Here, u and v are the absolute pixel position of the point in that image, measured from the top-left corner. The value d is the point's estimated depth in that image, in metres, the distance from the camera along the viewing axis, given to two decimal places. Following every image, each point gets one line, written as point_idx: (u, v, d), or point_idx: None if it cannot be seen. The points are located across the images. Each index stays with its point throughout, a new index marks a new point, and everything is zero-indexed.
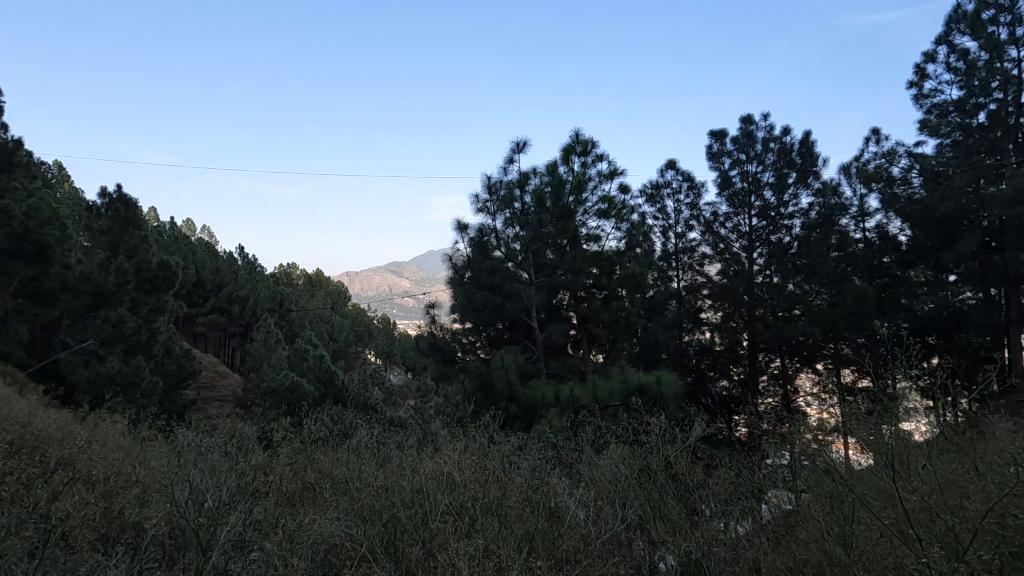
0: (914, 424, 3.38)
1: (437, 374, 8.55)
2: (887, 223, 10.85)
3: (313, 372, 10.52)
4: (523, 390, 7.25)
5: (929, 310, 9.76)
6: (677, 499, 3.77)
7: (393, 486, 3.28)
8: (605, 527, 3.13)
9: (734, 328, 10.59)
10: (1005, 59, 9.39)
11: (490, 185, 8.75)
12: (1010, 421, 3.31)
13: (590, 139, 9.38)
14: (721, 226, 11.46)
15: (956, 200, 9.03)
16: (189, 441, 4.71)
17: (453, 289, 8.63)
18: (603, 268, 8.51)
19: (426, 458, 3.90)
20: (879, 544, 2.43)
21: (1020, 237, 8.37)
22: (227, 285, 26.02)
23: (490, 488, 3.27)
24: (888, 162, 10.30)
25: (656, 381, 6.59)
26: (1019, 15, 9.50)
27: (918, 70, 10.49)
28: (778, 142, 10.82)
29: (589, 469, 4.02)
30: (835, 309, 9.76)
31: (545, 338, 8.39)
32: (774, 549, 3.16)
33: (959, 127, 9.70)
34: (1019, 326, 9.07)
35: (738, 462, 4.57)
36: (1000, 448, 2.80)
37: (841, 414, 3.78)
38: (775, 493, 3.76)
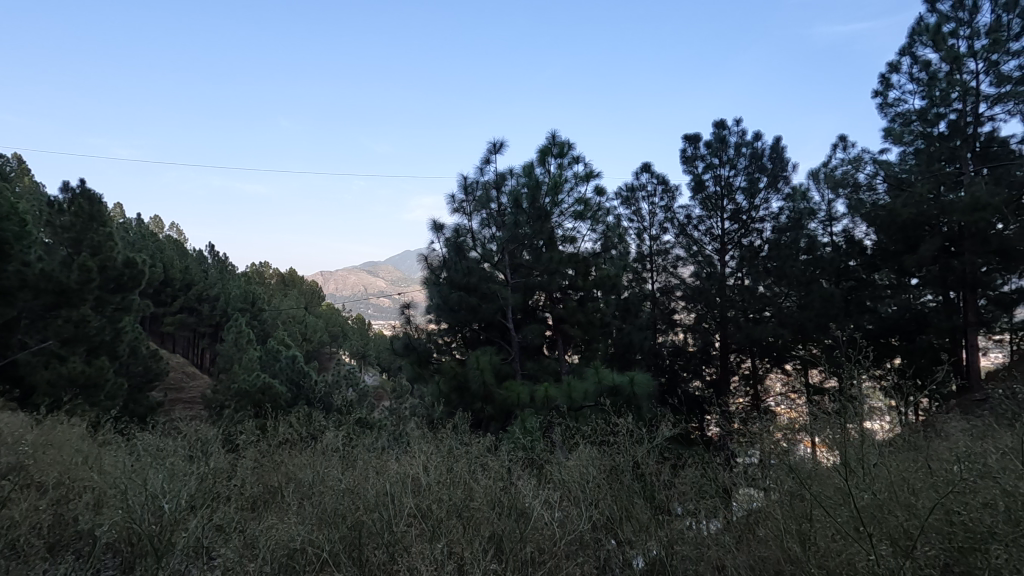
0: (876, 424, 3.47)
1: (412, 375, 8.43)
2: (853, 228, 11.09)
3: (285, 373, 10.34)
4: (497, 390, 7.27)
5: (893, 312, 10.17)
6: (645, 500, 3.80)
7: (359, 489, 3.22)
8: (571, 527, 3.15)
9: (707, 329, 10.82)
10: (964, 71, 9.76)
11: (466, 185, 8.73)
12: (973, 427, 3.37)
13: (566, 140, 9.44)
14: (695, 228, 11.61)
15: (918, 206, 9.35)
16: (151, 445, 4.59)
17: (428, 289, 8.58)
18: (579, 269, 8.57)
19: (394, 460, 3.86)
20: (834, 543, 2.48)
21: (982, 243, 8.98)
22: (196, 284, 25.43)
23: (457, 489, 3.25)
24: (855, 168, 10.55)
25: (630, 381, 6.65)
26: (977, 29, 9.89)
27: (883, 80, 10.84)
28: (750, 147, 11.04)
29: (559, 469, 4.03)
30: (804, 311, 10.06)
31: (521, 339, 8.44)
32: (738, 548, 3.20)
33: (922, 136, 10.01)
34: (976, 329, 9.44)
35: (707, 462, 4.64)
36: (953, 447, 2.91)
37: (804, 412, 3.96)
38: (741, 491, 3.80)
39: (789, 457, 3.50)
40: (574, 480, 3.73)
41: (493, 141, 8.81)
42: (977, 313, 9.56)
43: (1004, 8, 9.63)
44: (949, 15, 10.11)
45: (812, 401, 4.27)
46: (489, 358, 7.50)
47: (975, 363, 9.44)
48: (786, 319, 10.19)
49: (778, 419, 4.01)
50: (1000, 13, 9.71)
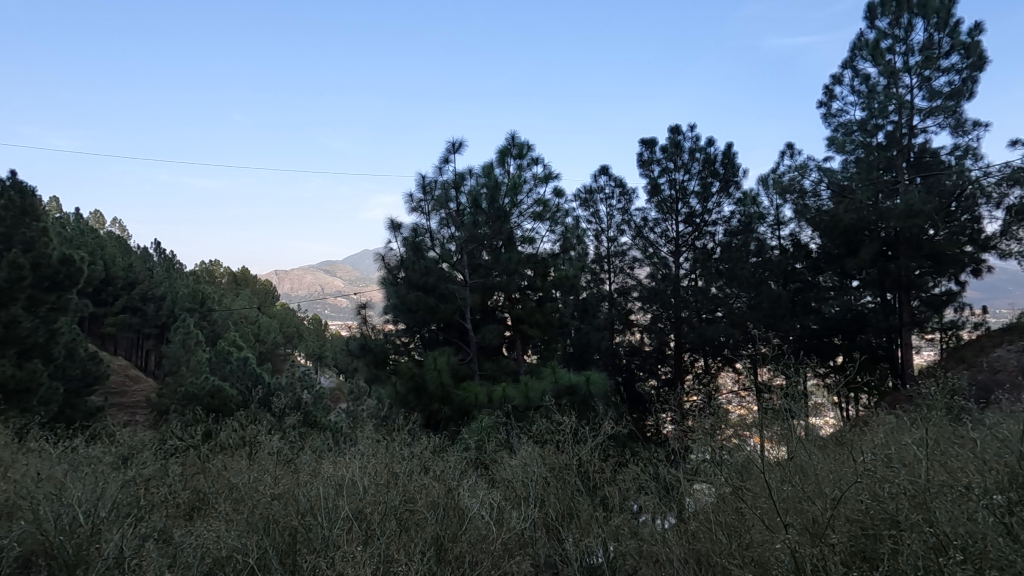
0: (820, 419, 3.97)
1: (368, 376, 8.25)
2: (799, 232, 11.60)
3: (236, 376, 9.95)
4: (455, 391, 7.26)
5: (835, 313, 10.81)
6: (588, 499, 3.86)
7: (294, 495, 3.12)
8: (512, 526, 3.16)
9: (662, 329, 11.07)
10: (900, 85, 10.33)
11: (424, 184, 8.65)
12: (895, 421, 3.68)
13: (526, 141, 9.50)
14: (651, 231, 11.82)
15: (858, 212, 9.89)
16: (79, 452, 4.35)
17: (385, 289, 8.43)
18: (538, 270, 8.64)
19: (333, 463, 3.77)
20: (755, 535, 2.58)
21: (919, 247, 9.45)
22: (141, 282, 24.26)
23: (396, 490, 3.22)
24: (801, 175, 11.01)
25: (586, 380, 6.77)
26: (912, 46, 10.50)
27: (827, 91, 11.38)
28: (703, 151, 11.35)
29: (503, 468, 4.06)
30: (754, 312, 10.71)
31: (479, 339, 8.45)
32: (676, 539, 3.28)
33: (862, 145, 10.50)
34: (910, 329, 10.17)
35: (652, 458, 4.76)
36: (874, 443, 3.07)
37: (755, 408, 4.14)
38: (682, 487, 3.87)
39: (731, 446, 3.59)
40: (517, 481, 3.74)
41: (452, 141, 8.76)
42: (911, 314, 10.22)
43: (935, 28, 10.27)
44: (887, 31, 10.69)
45: (762, 398, 4.42)
46: (446, 359, 7.47)
47: (909, 359, 10.19)
48: (736, 320, 10.64)
49: (729, 417, 4.06)
50: (932, 32, 10.33)
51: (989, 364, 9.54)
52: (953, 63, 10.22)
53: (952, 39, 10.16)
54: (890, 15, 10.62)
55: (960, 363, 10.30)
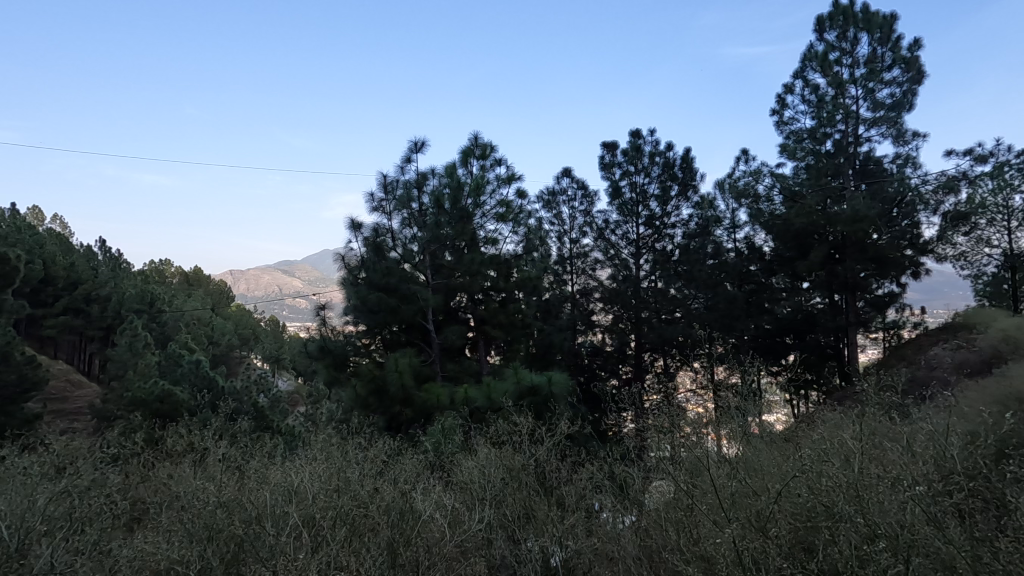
0: (763, 421, 4.02)
1: (327, 379, 8.06)
2: (754, 235, 11.97)
3: (187, 380, 9.56)
4: (417, 393, 7.17)
5: (787, 313, 11.26)
6: (545, 500, 3.87)
7: (240, 504, 3.01)
8: (466, 527, 3.14)
9: (623, 330, 11.19)
10: (847, 95, 10.81)
11: (385, 183, 8.52)
12: (837, 416, 3.84)
13: (489, 142, 9.50)
14: (612, 232, 11.99)
15: (809, 217, 10.29)
16: (9, 463, 4.09)
17: (345, 289, 8.24)
18: (501, 270, 8.65)
19: (284, 469, 3.67)
20: (702, 530, 2.65)
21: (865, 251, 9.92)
22: (84, 282, 23.05)
23: (348, 493, 3.15)
24: (755, 180, 11.38)
25: (548, 381, 6.81)
26: (857, 59, 11.01)
27: (779, 99, 11.80)
28: (662, 156, 11.61)
29: (460, 471, 4.03)
30: (711, 313, 11.02)
31: (442, 340, 8.40)
32: (630, 536, 3.32)
33: (812, 153, 10.94)
34: (856, 328, 10.63)
35: (609, 457, 4.83)
36: (816, 439, 3.19)
37: (712, 407, 4.23)
38: (637, 486, 3.93)
39: (684, 439, 3.67)
40: (474, 482, 3.72)
41: (414, 140, 8.69)
42: (857, 313, 10.70)
43: (879, 42, 10.79)
44: (834, 44, 11.17)
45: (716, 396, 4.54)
46: (408, 360, 7.37)
47: (855, 357, 10.70)
48: (694, 320, 10.98)
49: (686, 415, 4.10)
50: (876, 46, 10.84)
51: (927, 362, 10.09)
52: (895, 76, 10.78)
53: (894, 53, 10.70)
54: (838, 29, 11.10)
55: (901, 360, 10.85)
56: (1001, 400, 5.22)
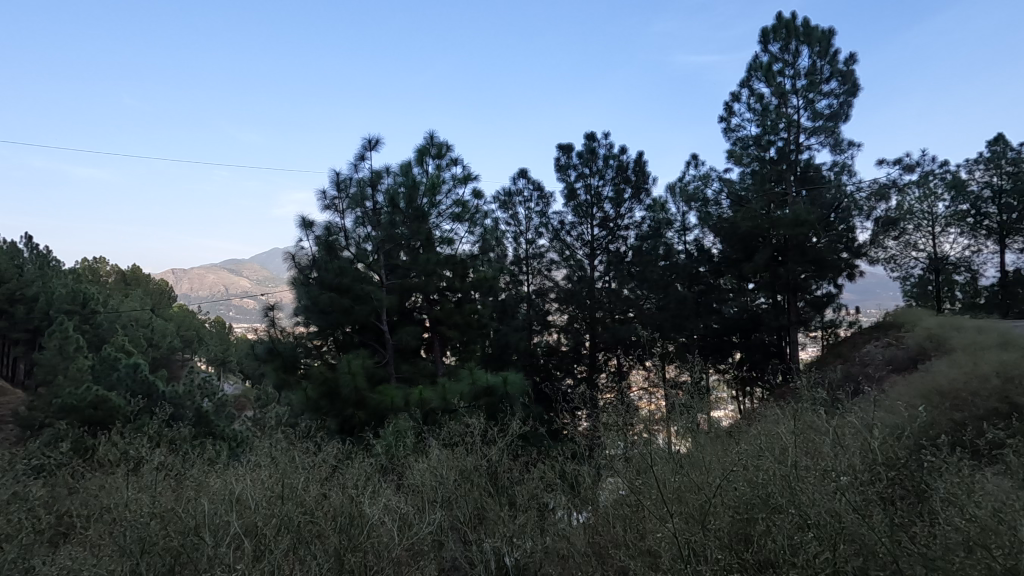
0: (709, 417, 4.19)
1: (276, 382, 7.81)
2: (703, 238, 12.37)
3: (123, 385, 9.03)
4: (371, 395, 7.04)
5: (734, 313, 11.72)
6: (497, 502, 3.87)
7: (175, 516, 2.87)
8: (416, 530, 3.10)
9: (578, 330, 11.36)
10: (789, 105, 11.32)
11: (338, 181, 8.29)
12: (776, 411, 4.03)
13: (444, 141, 9.43)
14: (567, 234, 12.15)
15: (754, 220, 10.73)
16: None
17: (295, 289, 8.00)
18: (456, 271, 8.62)
19: (225, 476, 3.52)
20: (646, 526, 2.71)
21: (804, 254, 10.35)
22: (7, 281, 21.42)
23: (293, 499, 3.05)
24: (704, 184, 11.79)
25: (503, 381, 6.83)
26: (799, 70, 11.55)
27: (726, 107, 12.25)
28: (616, 159, 11.84)
29: (411, 473, 3.99)
30: (662, 313, 11.32)
31: (396, 341, 8.30)
32: (580, 533, 3.37)
33: (757, 159, 11.41)
34: (797, 327, 11.18)
35: (561, 455, 4.90)
36: (755, 435, 3.32)
37: (662, 403, 4.35)
38: (587, 485, 3.99)
39: (635, 438, 3.72)
40: (425, 484, 3.69)
41: (369, 138, 8.53)
42: (798, 313, 11.24)
43: (818, 56, 11.35)
44: (778, 56, 11.69)
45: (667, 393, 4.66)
46: (361, 362, 7.22)
47: (796, 354, 11.24)
48: (647, 320, 11.28)
49: (639, 412, 4.21)
50: (815, 59, 11.40)
51: (861, 359, 10.69)
52: (832, 88, 11.37)
53: (831, 67, 11.29)
54: (781, 41, 11.61)
55: (837, 357, 11.46)
56: (924, 394, 5.59)
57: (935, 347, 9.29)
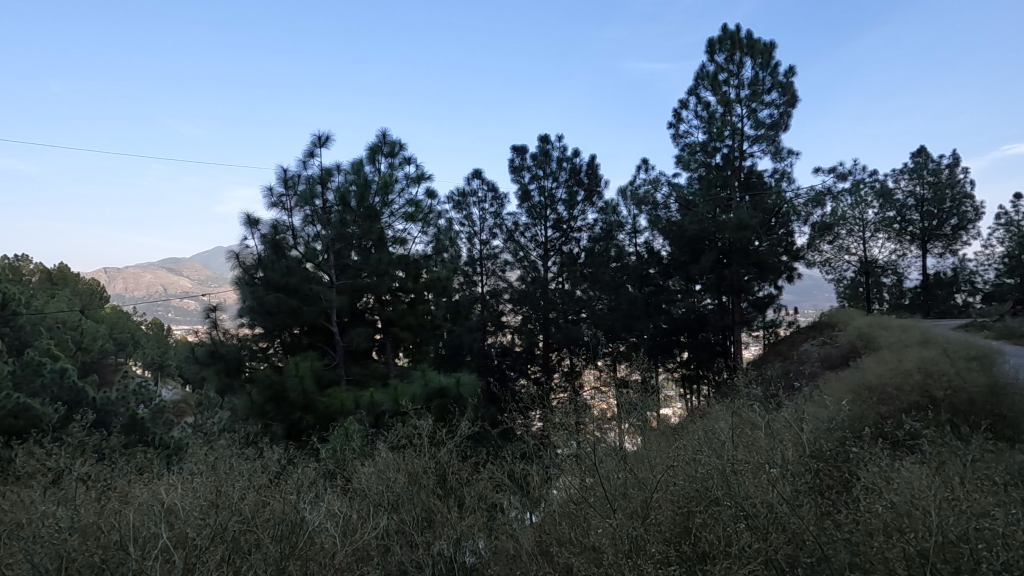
0: (656, 414, 4.30)
1: (218, 386, 7.48)
2: (653, 240, 12.70)
3: (48, 393, 8.41)
4: (319, 398, 6.85)
5: (682, 313, 12.08)
6: (445, 504, 3.84)
7: (96, 530, 2.70)
8: (360, 536, 3.03)
9: (532, 330, 11.44)
10: (733, 114, 11.76)
11: (286, 177, 8.02)
12: (718, 407, 4.18)
13: (397, 140, 9.29)
14: (521, 235, 12.19)
15: (701, 224, 11.10)
16: None
17: (239, 290, 7.70)
18: (409, 271, 8.51)
19: (155, 486, 3.34)
20: (591, 522, 2.73)
21: (746, 257, 10.79)
22: None
23: (230, 507, 2.92)
24: (654, 188, 12.11)
25: (456, 382, 6.79)
26: (742, 81, 12.03)
27: (675, 114, 12.63)
28: (569, 162, 11.97)
29: (357, 477, 3.90)
30: (613, 313, 11.53)
31: (346, 343, 8.10)
32: (527, 532, 3.38)
33: (704, 165, 11.80)
34: (740, 327, 11.62)
35: (511, 455, 4.90)
36: (699, 433, 3.42)
37: (615, 403, 4.41)
38: (536, 486, 4.00)
39: (587, 436, 3.76)
40: (371, 488, 3.62)
41: (318, 134, 8.31)
42: (742, 313, 11.70)
43: (760, 67, 11.86)
44: (723, 66, 12.14)
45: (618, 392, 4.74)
46: (310, 364, 7.01)
47: (739, 353, 11.70)
48: (598, 321, 11.48)
49: (591, 410, 4.27)
50: (758, 70, 11.90)
51: (799, 357, 11.23)
52: (773, 99, 11.90)
53: (772, 78, 11.82)
54: (726, 52, 12.08)
55: (777, 356, 12.01)
56: (854, 389, 5.90)
57: (865, 346, 9.83)
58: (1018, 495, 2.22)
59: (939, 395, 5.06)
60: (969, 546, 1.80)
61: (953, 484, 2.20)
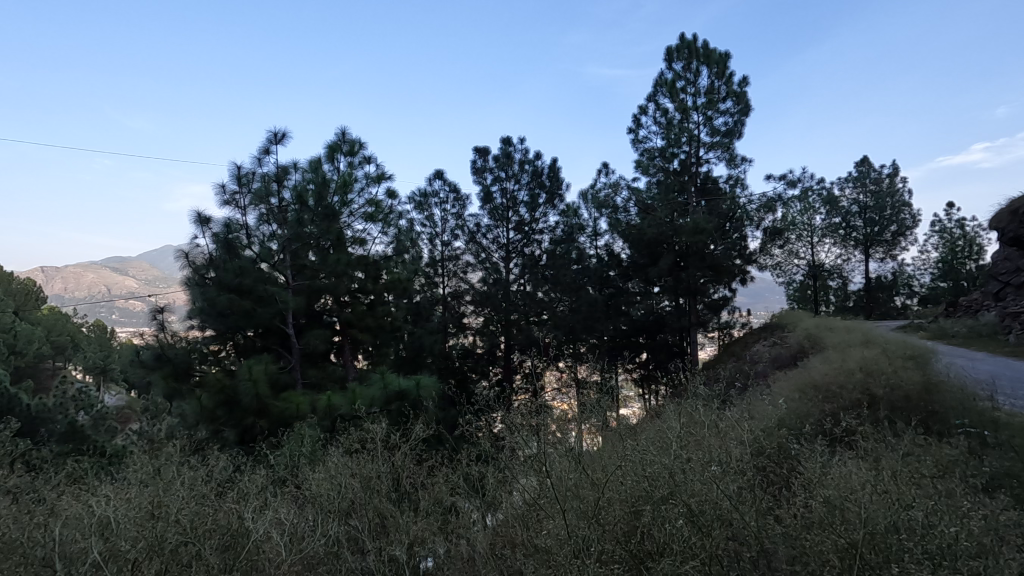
0: (614, 414, 4.37)
1: (165, 391, 7.13)
2: (613, 243, 12.91)
3: None
4: (274, 403, 6.65)
5: (641, 315, 12.31)
6: (400, 508, 3.79)
7: (19, 545, 2.53)
8: (308, 544, 2.95)
9: (494, 332, 11.45)
10: (690, 121, 12.07)
11: (240, 174, 7.76)
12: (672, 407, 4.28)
13: (357, 139, 9.12)
14: (484, 237, 12.17)
15: (659, 227, 11.30)
16: None
17: (189, 290, 7.38)
18: (369, 272, 8.37)
19: (87, 498, 3.15)
20: (542, 524, 2.74)
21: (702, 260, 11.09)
22: None
23: (170, 518, 2.79)
24: (614, 192, 12.32)
25: (416, 385, 6.72)
26: (699, 89, 12.38)
27: (634, 119, 12.89)
28: (531, 164, 12.03)
29: (308, 483, 3.81)
30: (574, 315, 11.59)
31: (303, 345, 7.89)
32: (482, 535, 3.38)
33: (662, 170, 12.07)
34: (697, 329, 11.93)
35: (469, 457, 4.89)
36: (651, 433, 3.49)
37: (575, 403, 4.46)
38: (493, 488, 3.99)
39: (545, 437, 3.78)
40: (322, 494, 3.53)
41: (274, 131, 8.07)
42: (698, 315, 12.01)
43: (716, 76, 12.22)
44: (681, 74, 12.46)
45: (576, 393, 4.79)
46: (264, 368, 6.79)
47: (695, 354, 12.01)
48: (559, 323, 11.51)
49: (551, 411, 4.31)
50: (714, 79, 12.26)
51: (751, 357, 11.63)
52: (728, 107, 12.30)
53: (727, 87, 12.20)
54: (683, 60, 12.40)
55: (731, 357, 12.39)
56: (801, 388, 6.13)
57: (812, 346, 10.24)
58: (943, 487, 2.35)
59: (879, 393, 5.31)
60: (897, 537, 1.89)
61: (883, 478, 2.31)
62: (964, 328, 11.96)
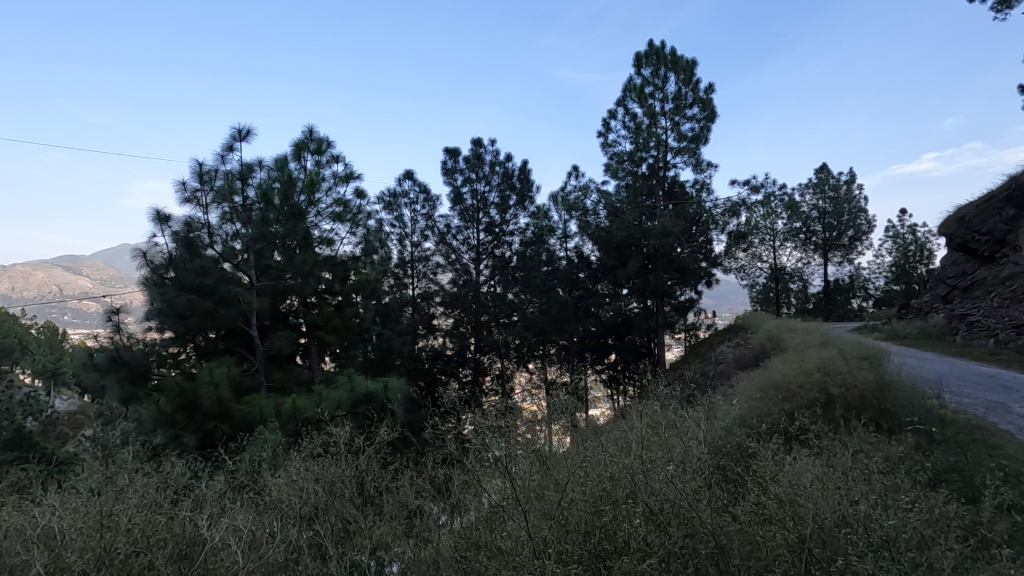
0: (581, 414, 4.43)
1: (120, 396, 6.74)
2: (582, 245, 13.07)
3: None
4: (236, 406, 6.47)
5: (610, 316, 12.47)
6: (364, 512, 3.75)
7: None
8: (268, 550, 2.89)
9: (463, 333, 11.43)
10: (658, 126, 12.29)
11: (201, 171, 7.53)
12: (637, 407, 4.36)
13: (325, 137, 8.98)
14: (454, 238, 12.13)
15: (628, 230, 11.46)
16: None
17: (146, 290, 7.10)
18: (336, 272, 8.26)
19: (32, 508, 3.01)
20: (506, 527, 2.75)
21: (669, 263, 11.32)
22: None
23: (121, 526, 2.70)
24: (583, 195, 12.45)
25: (383, 387, 6.64)
26: (667, 94, 12.62)
27: (604, 123, 13.06)
28: (502, 166, 12.05)
29: (269, 488, 3.73)
30: (544, 317, 11.58)
31: (267, 347, 7.72)
32: (448, 537, 3.37)
33: (631, 173, 12.26)
34: (663, 330, 12.14)
35: (436, 459, 4.87)
36: (616, 434, 3.54)
37: (543, 404, 4.51)
38: (460, 490, 3.97)
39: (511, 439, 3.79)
40: (284, 499, 3.47)
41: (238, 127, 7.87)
42: (665, 317, 12.22)
43: (683, 83, 12.48)
44: (649, 79, 12.68)
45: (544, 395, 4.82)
46: (226, 370, 6.60)
47: (662, 354, 12.22)
48: (529, 325, 11.48)
49: (519, 412, 4.33)
50: (681, 86, 12.51)
51: (716, 357, 11.90)
52: (694, 113, 12.58)
53: (694, 94, 12.48)
54: (652, 66, 12.63)
55: (696, 358, 12.66)
56: (763, 388, 6.29)
57: (773, 347, 10.55)
58: (887, 482, 2.45)
59: (835, 391, 5.47)
60: (842, 532, 1.98)
61: (833, 475, 2.40)
62: (914, 329, 12.51)
